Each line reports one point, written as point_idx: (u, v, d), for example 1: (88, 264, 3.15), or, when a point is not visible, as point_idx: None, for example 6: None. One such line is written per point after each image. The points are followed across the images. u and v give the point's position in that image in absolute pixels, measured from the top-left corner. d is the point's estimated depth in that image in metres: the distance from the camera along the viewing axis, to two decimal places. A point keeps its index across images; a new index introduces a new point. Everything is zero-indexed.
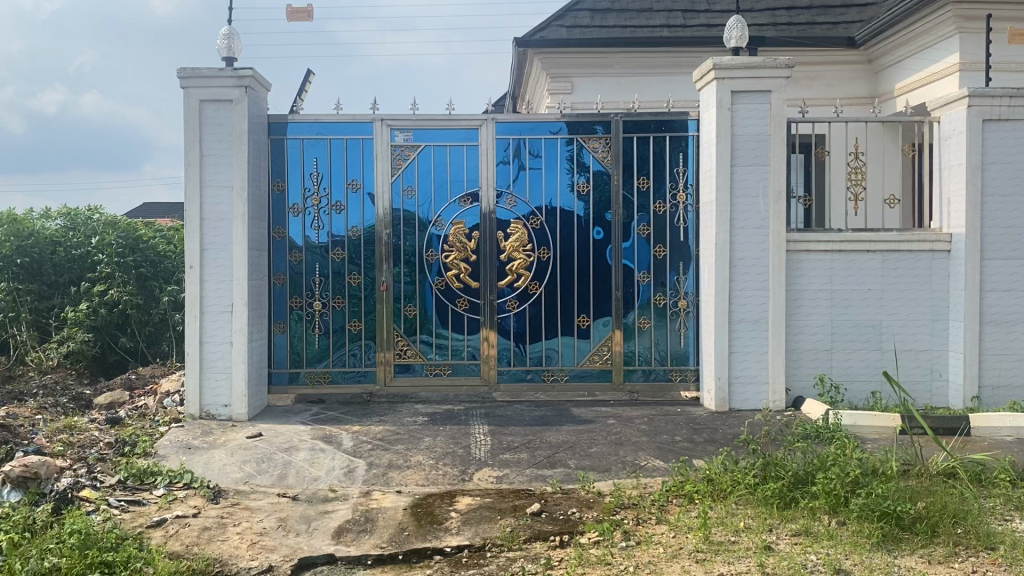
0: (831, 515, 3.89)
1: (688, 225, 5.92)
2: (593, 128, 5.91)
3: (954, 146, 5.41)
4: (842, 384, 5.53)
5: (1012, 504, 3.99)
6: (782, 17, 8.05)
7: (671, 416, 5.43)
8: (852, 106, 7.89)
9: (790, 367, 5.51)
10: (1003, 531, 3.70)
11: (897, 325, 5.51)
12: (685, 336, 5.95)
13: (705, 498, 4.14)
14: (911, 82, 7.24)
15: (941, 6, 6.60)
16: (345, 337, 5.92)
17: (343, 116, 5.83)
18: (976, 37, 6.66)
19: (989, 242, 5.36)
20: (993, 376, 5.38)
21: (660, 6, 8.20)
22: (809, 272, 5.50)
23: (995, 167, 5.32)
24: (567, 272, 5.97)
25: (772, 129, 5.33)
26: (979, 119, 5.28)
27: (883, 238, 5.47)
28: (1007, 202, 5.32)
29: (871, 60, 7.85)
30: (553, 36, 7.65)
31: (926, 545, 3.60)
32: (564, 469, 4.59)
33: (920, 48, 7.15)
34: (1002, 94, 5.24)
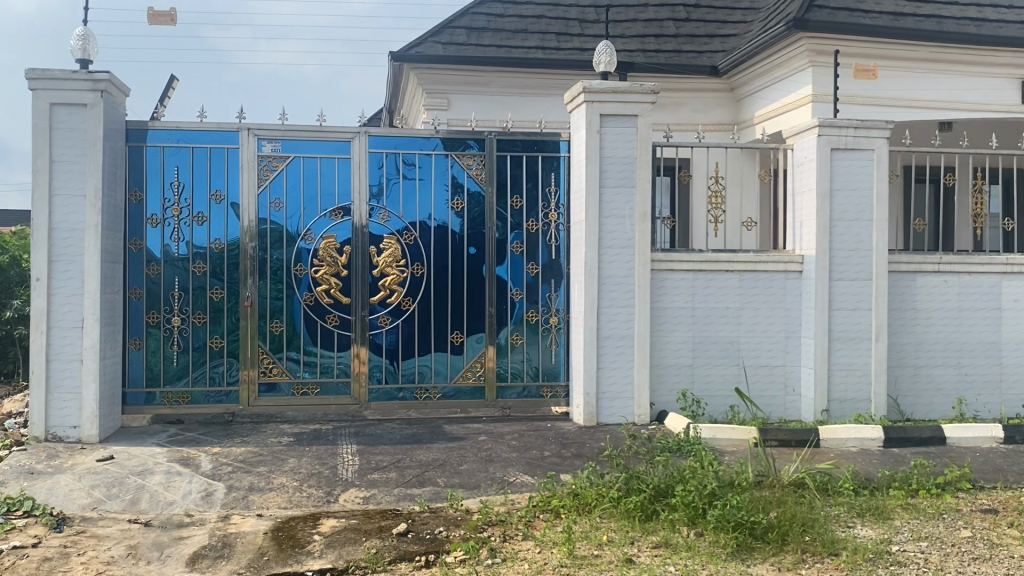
0: (690, 526, 4.01)
1: (560, 243, 6.02)
2: (467, 144, 5.93)
3: (806, 174, 5.72)
4: (703, 399, 5.74)
5: (855, 511, 4.21)
6: (651, 43, 8.32)
7: (541, 432, 5.48)
8: (714, 132, 8.25)
9: (655, 383, 5.67)
10: (846, 537, 3.90)
11: (753, 342, 5.77)
12: (556, 352, 6.03)
13: (571, 512, 4.20)
14: (769, 111, 7.63)
15: (795, 40, 7.00)
16: (207, 354, 5.69)
17: (207, 124, 5.64)
18: (826, 72, 7.09)
19: (838, 264, 5.67)
20: (841, 391, 5.67)
21: (536, 27, 8.32)
22: (673, 291, 5.68)
23: (842, 193, 5.66)
24: (440, 289, 5.94)
25: (638, 152, 5.50)
26: (828, 147, 5.61)
27: (740, 258, 5.72)
28: (851, 226, 5.67)
29: (732, 88, 8.22)
30: (429, 52, 7.66)
31: (777, 553, 3.77)
32: (432, 488, 4.55)
33: (776, 80, 7.53)
34: (847, 125, 5.60)
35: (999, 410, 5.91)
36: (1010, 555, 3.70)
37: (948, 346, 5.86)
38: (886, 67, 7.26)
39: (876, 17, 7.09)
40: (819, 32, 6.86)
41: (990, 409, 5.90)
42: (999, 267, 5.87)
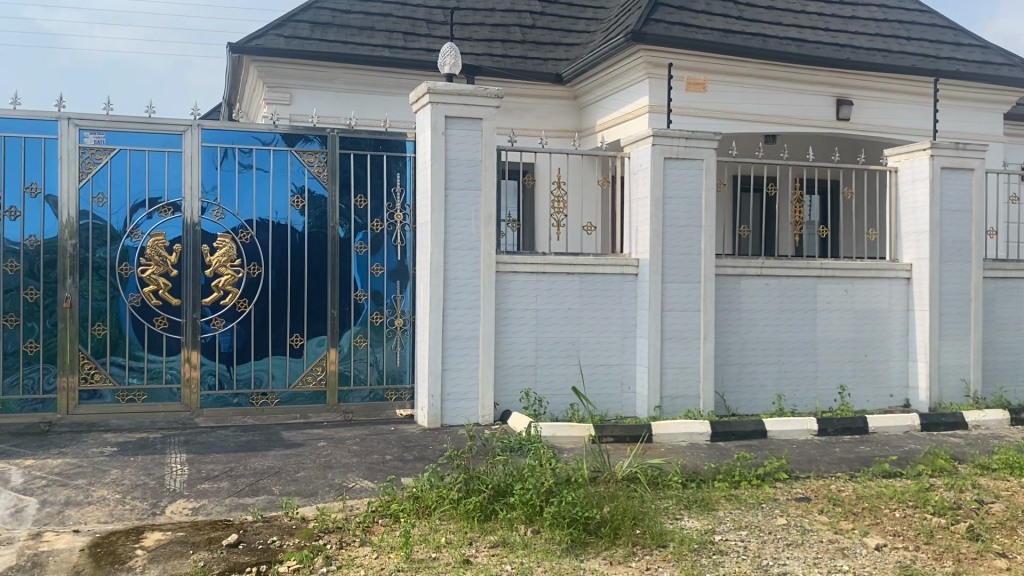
0: (527, 524, 4.08)
1: (406, 244, 5.97)
2: (308, 140, 5.79)
3: (641, 181, 5.95)
4: (545, 398, 5.84)
5: (682, 503, 4.41)
6: (497, 48, 8.41)
7: (383, 435, 5.42)
8: (558, 138, 8.44)
9: (498, 384, 5.72)
10: (674, 529, 4.07)
11: (592, 342, 5.94)
12: (400, 355, 5.98)
13: (410, 516, 4.18)
14: (610, 119, 7.87)
15: (634, 51, 7.27)
16: (20, 360, 5.33)
17: (21, 112, 5.26)
18: (661, 84, 7.40)
19: (671, 268, 5.92)
20: (673, 388, 5.93)
21: (383, 25, 8.24)
22: (517, 292, 5.76)
23: (674, 201, 5.92)
24: (280, 290, 5.76)
25: (482, 155, 5.55)
26: (661, 156, 5.85)
27: (581, 261, 5.88)
28: (683, 232, 5.94)
29: (576, 96, 8.44)
30: (270, 45, 7.43)
31: (609, 547, 3.89)
32: (267, 496, 4.40)
33: (617, 89, 7.79)
34: (679, 135, 5.86)
35: (814, 403, 6.34)
36: (819, 540, 3.97)
37: (770, 345, 6.24)
38: (717, 81, 7.66)
39: (708, 34, 7.47)
40: (655, 44, 7.16)
41: (806, 403, 6.32)
42: (814, 270, 6.31)
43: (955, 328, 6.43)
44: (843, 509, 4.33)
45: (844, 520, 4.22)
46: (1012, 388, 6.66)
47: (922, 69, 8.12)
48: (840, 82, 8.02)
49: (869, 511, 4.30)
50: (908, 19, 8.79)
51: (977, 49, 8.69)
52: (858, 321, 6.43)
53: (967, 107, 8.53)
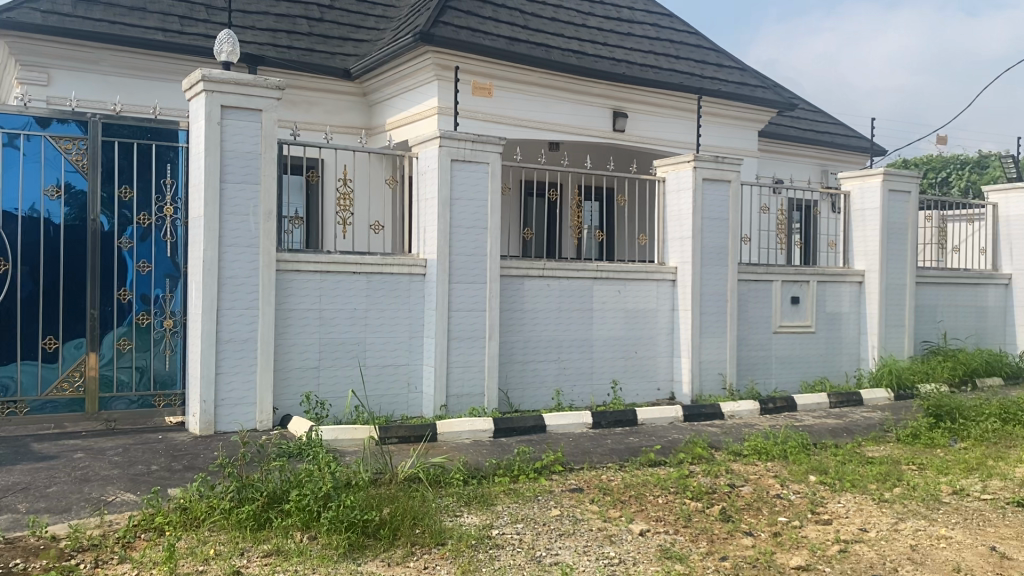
0: (304, 531, 3.98)
1: (177, 240, 5.63)
2: (66, 125, 5.34)
3: (428, 181, 5.97)
4: (327, 401, 5.72)
5: (462, 500, 4.47)
6: (282, 39, 8.13)
7: (150, 444, 5.07)
8: (346, 135, 8.31)
9: (278, 387, 5.54)
10: (452, 526, 4.11)
11: (377, 342, 5.89)
12: (171, 357, 5.61)
13: (176, 528, 3.94)
14: (399, 118, 7.85)
15: (422, 52, 7.30)
16: None
17: None
18: (448, 86, 7.49)
19: (456, 269, 5.98)
20: (457, 386, 6.00)
21: (156, 7, 7.72)
22: (299, 291, 5.60)
23: (461, 202, 5.98)
24: (30, 288, 5.27)
25: (262, 149, 5.35)
26: (448, 158, 5.90)
27: (367, 260, 5.81)
28: (468, 233, 6.02)
29: (365, 93, 8.37)
30: (23, 19, 6.76)
31: (387, 548, 3.86)
32: (10, 516, 3.99)
33: (405, 89, 7.79)
34: (465, 137, 5.93)
35: (590, 398, 6.65)
36: (589, 528, 4.16)
37: (550, 343, 6.48)
38: (503, 87, 7.84)
39: (495, 40, 7.63)
40: (443, 46, 7.24)
41: (582, 398, 6.61)
42: (591, 271, 6.63)
43: (714, 326, 6.98)
44: (612, 498, 4.57)
45: (613, 508, 4.44)
46: (762, 380, 7.32)
47: (689, 87, 8.76)
48: (617, 94, 8.48)
49: (636, 498, 4.56)
50: (677, 39, 9.45)
51: (736, 71, 9.50)
52: (630, 319, 6.83)
53: (727, 124, 9.30)
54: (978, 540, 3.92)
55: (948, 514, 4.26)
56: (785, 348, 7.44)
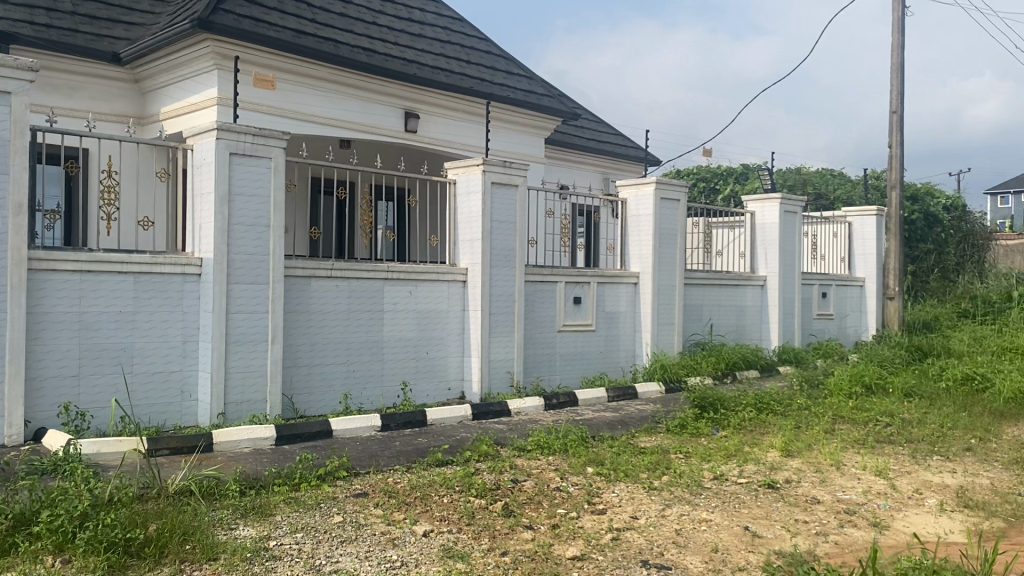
0: (56, 555, 3.62)
1: None
2: None
3: (205, 176, 5.66)
4: (89, 412, 5.27)
5: (239, 512, 4.26)
6: (40, 16, 7.39)
7: None
8: (115, 124, 7.75)
9: (30, 398, 5.03)
10: (226, 540, 3.90)
11: (147, 347, 5.51)
12: None
13: None
14: (175, 109, 7.42)
15: (200, 39, 6.94)
16: None
17: None
18: (229, 76, 7.16)
19: (236, 269, 5.69)
20: (237, 393, 5.70)
21: None
22: (55, 293, 5.12)
23: (241, 199, 5.71)
24: None
25: (11, 135, 4.84)
26: (226, 151, 5.61)
27: (135, 259, 5.42)
28: (250, 231, 5.76)
29: (137, 80, 7.85)
30: None
31: (153, 567, 3.60)
32: None
33: (182, 78, 7.36)
34: (245, 131, 5.68)
35: (379, 400, 6.58)
36: (372, 533, 4.09)
37: (339, 344, 6.34)
38: (289, 81, 7.59)
39: (280, 32, 7.38)
40: (223, 35, 6.90)
41: (371, 400, 6.52)
42: (382, 271, 6.55)
43: (502, 327, 7.12)
44: (396, 501, 4.52)
45: (397, 510, 4.40)
46: (546, 377, 7.57)
47: (479, 92, 8.90)
48: (407, 94, 8.47)
49: (420, 499, 4.54)
50: (468, 43, 9.58)
51: (524, 79, 9.78)
52: (420, 320, 6.83)
53: (515, 130, 9.55)
54: (733, 521, 4.24)
55: (709, 499, 4.58)
56: (569, 346, 7.74)
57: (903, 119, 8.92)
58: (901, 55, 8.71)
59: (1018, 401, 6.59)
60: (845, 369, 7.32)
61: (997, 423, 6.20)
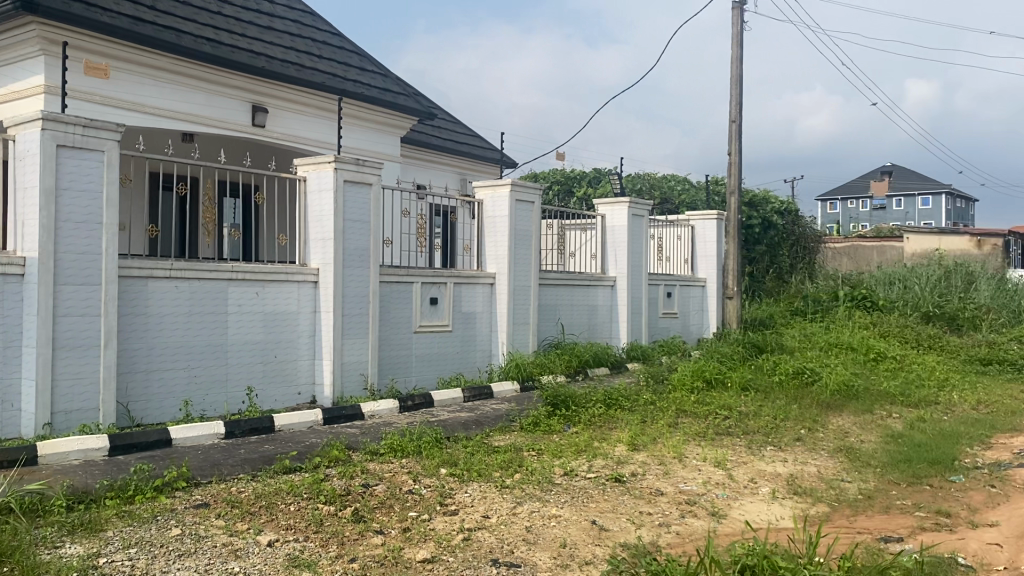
0: None
1: None
2: None
3: (28, 169, 5.26)
4: None
5: (65, 529, 3.97)
6: None
7: None
8: None
9: None
10: (50, 560, 3.62)
11: None
12: None
13: None
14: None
15: (23, 22, 6.45)
16: None
17: None
18: (57, 63, 6.70)
19: (64, 268, 5.31)
20: (65, 401, 5.31)
21: None
22: None
23: (70, 194, 5.34)
24: None
25: None
26: (53, 143, 5.24)
27: None
28: (80, 229, 5.39)
29: None
30: None
31: None
32: None
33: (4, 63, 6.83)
34: (75, 122, 5.32)
35: (224, 407, 6.32)
36: (213, 544, 3.91)
37: (180, 348, 6.04)
38: (125, 70, 7.18)
39: (115, 17, 6.97)
40: (50, 18, 6.45)
41: (215, 407, 6.25)
42: (226, 271, 6.29)
43: (355, 328, 6.98)
44: (240, 510, 4.34)
45: (240, 520, 4.23)
46: (401, 379, 7.48)
47: (330, 88, 8.72)
48: (255, 88, 8.19)
49: (265, 508, 4.38)
50: (319, 38, 9.36)
51: (378, 76, 9.66)
52: (268, 322, 6.60)
53: (369, 128, 9.42)
54: (581, 516, 4.30)
55: (558, 494, 4.64)
56: (424, 347, 7.69)
57: (741, 128, 9.40)
58: (739, 67, 9.19)
59: (841, 393, 7.09)
60: (688, 365, 7.63)
61: (822, 413, 6.65)
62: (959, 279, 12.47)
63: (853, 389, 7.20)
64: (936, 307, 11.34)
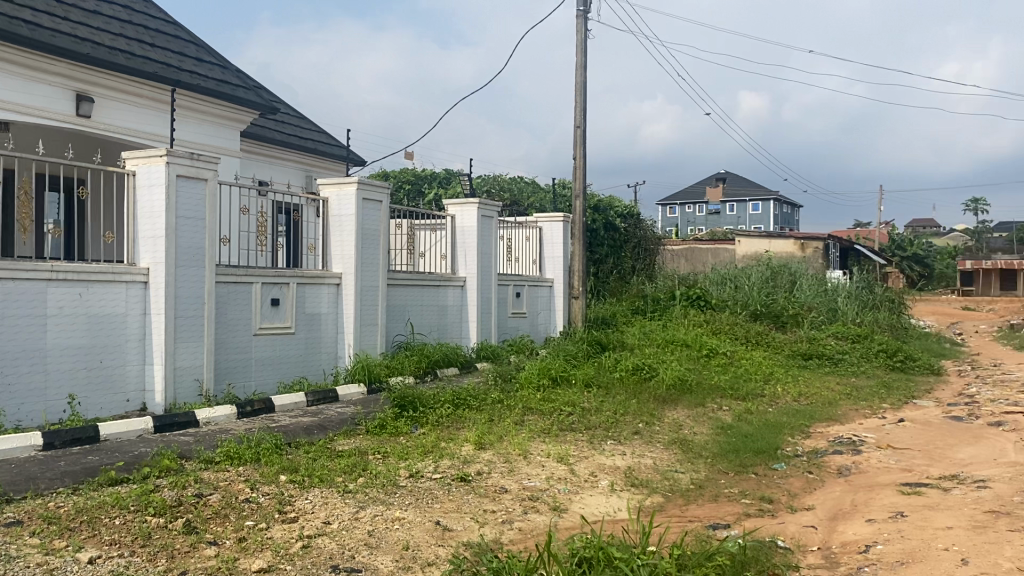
0: None
1: None
2: None
3: None
4: None
5: None
6: None
7: None
8: None
9: None
10: None
11: None
12: None
13: None
14: None
15: None
16: None
17: None
18: None
19: None
20: None
21: None
22: None
23: None
24: None
25: None
26: None
27: None
28: None
29: None
30: None
31: None
32: None
33: None
34: None
35: (41, 417, 5.84)
36: (26, 565, 3.61)
37: None
38: None
39: None
40: None
41: (30, 417, 5.78)
42: (43, 271, 5.84)
43: (189, 331, 6.65)
44: (57, 527, 4.04)
45: (58, 538, 3.94)
46: (240, 384, 7.19)
47: (163, 79, 8.30)
48: (79, 76, 7.67)
49: (86, 523, 4.09)
50: (152, 26, 8.88)
51: (216, 68, 9.27)
52: (92, 325, 6.17)
53: (205, 122, 9.03)
54: (425, 517, 4.26)
55: (402, 496, 4.58)
56: (265, 350, 7.42)
57: (586, 133, 9.65)
58: (583, 74, 9.43)
59: (677, 387, 7.42)
60: (534, 364, 7.75)
61: (659, 408, 6.93)
62: (785, 279, 13.34)
63: (688, 383, 7.55)
64: (764, 306, 12.08)
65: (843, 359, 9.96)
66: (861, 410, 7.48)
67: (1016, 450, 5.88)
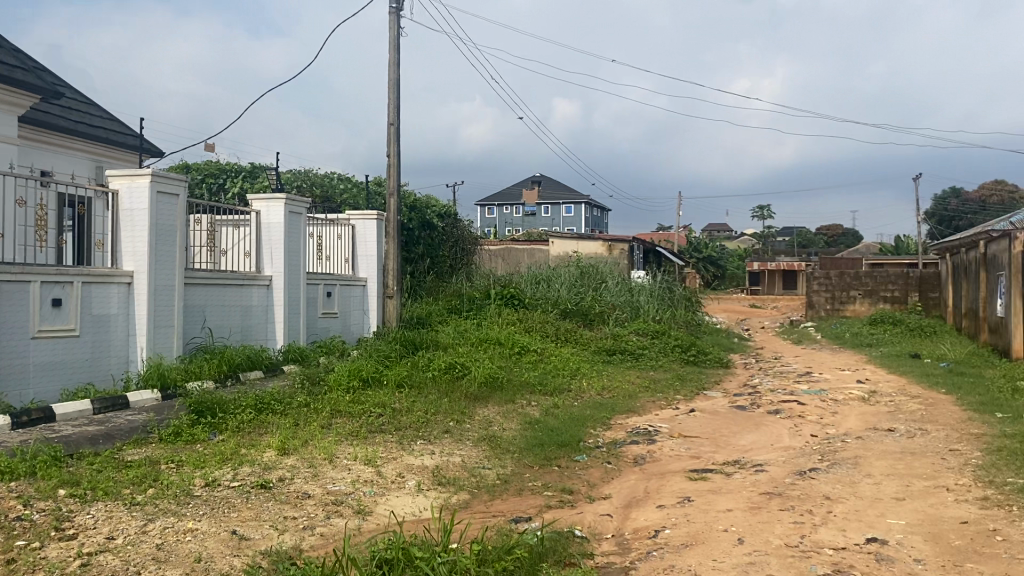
0: None
1: None
2: None
3: None
4: None
5: None
6: None
7: None
8: None
9: None
10: None
11: None
12: None
13: None
14: None
15: None
16: None
17: None
18: None
19: None
20: None
21: None
22: None
23: None
24: None
25: None
26: None
27: None
28: None
29: None
30: None
31: None
32: None
33: None
34: None
35: None
36: None
37: None
38: None
39: None
40: None
41: None
42: None
43: None
44: None
45: None
46: (16, 392, 6.55)
47: None
48: None
49: None
50: None
51: None
52: None
53: None
54: (220, 527, 4.07)
55: (195, 507, 4.35)
56: (45, 355, 6.81)
57: (399, 132, 9.61)
58: (396, 71, 9.38)
59: (487, 385, 7.54)
60: (344, 364, 7.62)
61: (469, 406, 7.01)
62: (593, 279, 13.90)
63: (498, 380, 7.69)
64: (573, 304, 12.53)
65: (644, 355, 10.50)
66: (659, 402, 7.92)
67: (790, 435, 6.43)
